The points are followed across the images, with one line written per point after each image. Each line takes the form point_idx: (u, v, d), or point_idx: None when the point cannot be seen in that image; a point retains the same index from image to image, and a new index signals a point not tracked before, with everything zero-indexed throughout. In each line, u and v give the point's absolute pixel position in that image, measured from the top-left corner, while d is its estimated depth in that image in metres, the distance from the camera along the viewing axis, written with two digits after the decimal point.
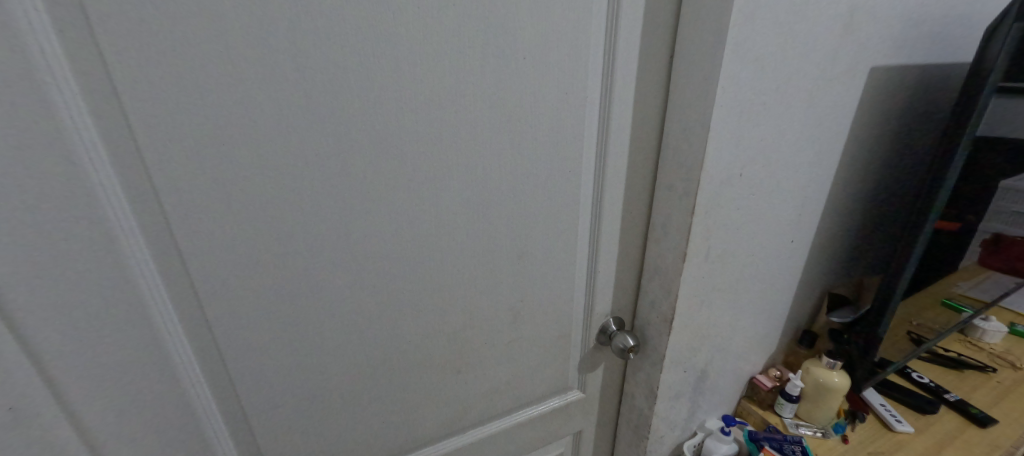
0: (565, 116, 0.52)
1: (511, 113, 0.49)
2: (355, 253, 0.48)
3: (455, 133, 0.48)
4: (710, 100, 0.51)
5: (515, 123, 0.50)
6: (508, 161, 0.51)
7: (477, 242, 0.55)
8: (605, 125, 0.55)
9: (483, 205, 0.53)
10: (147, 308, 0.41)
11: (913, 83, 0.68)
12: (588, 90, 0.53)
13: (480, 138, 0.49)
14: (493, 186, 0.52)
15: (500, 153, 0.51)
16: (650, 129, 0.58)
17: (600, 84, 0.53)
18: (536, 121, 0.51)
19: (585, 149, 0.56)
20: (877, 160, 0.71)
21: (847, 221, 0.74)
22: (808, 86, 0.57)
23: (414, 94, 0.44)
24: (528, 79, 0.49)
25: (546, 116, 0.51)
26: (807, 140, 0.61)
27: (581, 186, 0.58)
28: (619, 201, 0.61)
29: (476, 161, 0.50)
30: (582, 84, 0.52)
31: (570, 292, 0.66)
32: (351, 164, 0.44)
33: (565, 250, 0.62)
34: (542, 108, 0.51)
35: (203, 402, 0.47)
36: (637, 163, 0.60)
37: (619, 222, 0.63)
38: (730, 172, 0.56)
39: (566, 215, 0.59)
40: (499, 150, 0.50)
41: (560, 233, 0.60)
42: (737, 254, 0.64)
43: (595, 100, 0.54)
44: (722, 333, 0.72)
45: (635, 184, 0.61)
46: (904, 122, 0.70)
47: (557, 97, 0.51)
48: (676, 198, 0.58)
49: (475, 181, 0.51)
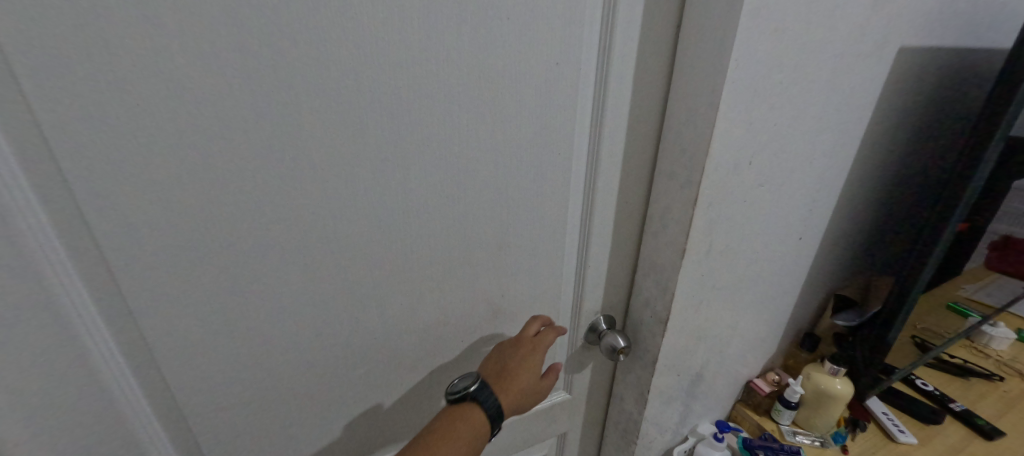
0: (556, 91, 0.46)
1: (494, 84, 0.43)
2: (310, 242, 0.41)
3: (428, 105, 0.41)
4: (721, 76, 0.44)
5: (499, 97, 0.43)
6: (490, 141, 0.45)
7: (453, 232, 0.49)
8: (601, 104, 0.48)
9: (461, 191, 0.46)
10: (70, 319, 0.33)
11: (942, 70, 0.61)
12: (582, 61, 0.46)
13: (458, 112, 0.42)
14: (473, 169, 0.46)
15: (481, 130, 0.44)
16: (649, 110, 0.52)
17: (597, 54, 0.46)
18: (523, 95, 0.44)
19: (577, 130, 0.50)
20: (897, 153, 0.65)
21: (860, 218, 0.69)
22: (830, 66, 0.51)
23: (377, 54, 0.37)
24: (516, 45, 0.42)
25: (536, 90, 0.45)
26: (824, 127, 0.55)
27: (572, 172, 0.52)
28: (614, 189, 0.55)
29: (453, 140, 0.43)
30: (577, 52, 0.45)
31: (558, 289, 0.61)
32: (301, 135, 0.37)
33: (553, 241, 0.56)
34: (531, 80, 0.44)
35: (143, 422, 0.40)
36: (634, 148, 0.53)
37: (613, 212, 0.57)
38: (738, 160, 0.50)
39: (555, 203, 0.53)
40: (481, 128, 0.44)
41: (547, 223, 0.54)
42: (740, 252, 0.59)
43: (589, 73, 0.47)
44: (720, 335, 0.67)
45: (631, 171, 0.55)
46: (928, 112, 0.64)
47: (549, 68, 0.44)
48: (678, 188, 0.52)
49: (451, 164, 0.44)
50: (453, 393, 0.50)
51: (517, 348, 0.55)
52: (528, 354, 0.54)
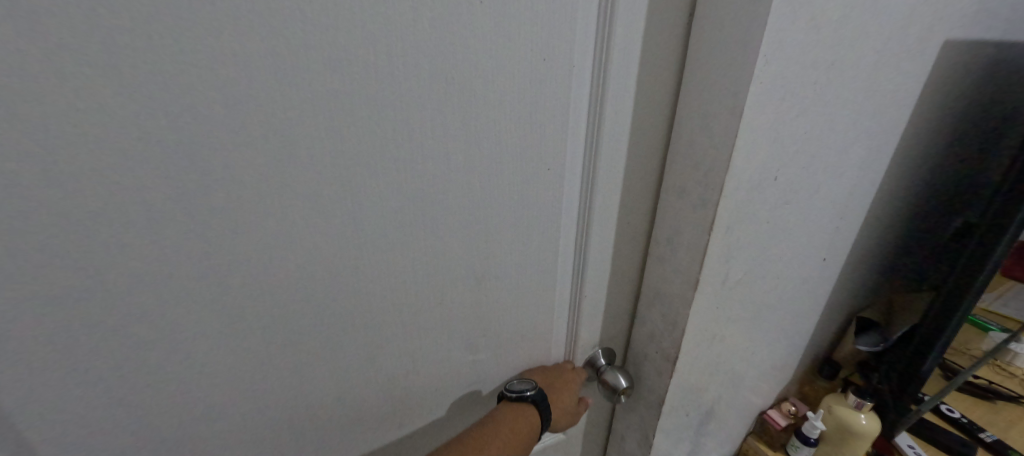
0: (549, 97, 0.36)
1: (469, 90, 0.32)
2: (225, 302, 0.30)
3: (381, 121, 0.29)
4: (746, 76, 0.36)
5: (476, 106, 0.33)
6: (465, 163, 0.35)
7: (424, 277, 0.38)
8: (601, 110, 0.39)
9: (430, 222, 0.36)
10: None
11: (982, 66, 0.53)
12: (582, 59, 0.36)
13: (421, 120, 0.31)
14: (445, 198, 0.35)
15: (452, 144, 0.33)
16: (654, 115, 0.43)
17: (597, 49, 0.36)
18: (507, 103, 0.34)
19: (573, 143, 0.40)
20: (930, 160, 0.58)
21: (882, 233, 0.62)
22: (871, 62, 0.43)
23: (298, 47, 0.25)
24: (497, 37, 0.31)
25: (525, 96, 0.34)
26: (860, 134, 0.47)
27: (566, 193, 0.42)
28: (614, 208, 0.47)
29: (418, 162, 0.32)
30: (574, 47, 0.35)
31: (550, 325, 0.52)
32: (189, 167, 0.25)
33: (544, 272, 0.47)
34: (518, 84, 0.33)
35: None
36: (637, 161, 0.45)
37: (613, 235, 0.48)
38: (762, 176, 0.42)
39: (546, 229, 0.43)
40: (453, 147, 0.33)
41: (537, 252, 0.44)
42: (759, 277, 0.51)
43: (589, 73, 0.37)
44: (733, 368, 0.59)
45: (632, 187, 0.46)
46: (966, 115, 0.56)
47: (540, 69, 0.34)
48: (691, 209, 0.44)
49: (416, 192, 0.34)
50: (512, 391, 0.47)
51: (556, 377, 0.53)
52: (567, 385, 0.53)
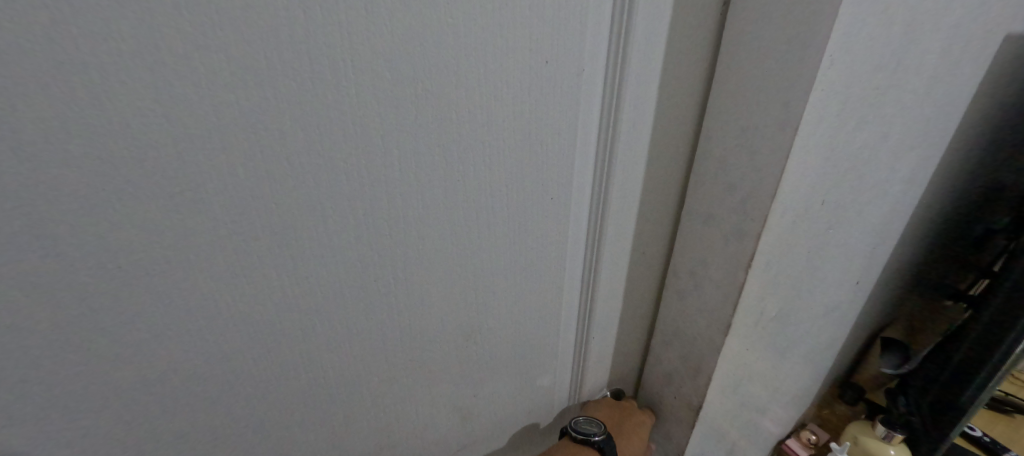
0: (553, 109, 0.27)
1: (448, 107, 0.23)
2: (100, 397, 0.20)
3: (327, 153, 0.21)
4: (805, 83, 0.28)
5: (458, 125, 0.24)
6: (444, 202, 0.26)
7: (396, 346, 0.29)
8: (615, 123, 0.31)
9: (404, 278, 0.27)
10: None
11: (1008, 62, 0.48)
12: (594, 57, 0.27)
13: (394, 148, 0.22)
14: (420, 249, 0.27)
15: (431, 180, 0.25)
16: (676, 127, 0.35)
17: (613, 42, 0.28)
18: (500, 118, 0.25)
19: (582, 165, 0.31)
20: (950, 166, 0.54)
21: (901, 248, 0.58)
22: (936, 61, 0.36)
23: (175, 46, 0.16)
24: (484, 30, 0.22)
25: (522, 109, 0.26)
26: (914, 146, 0.40)
27: (573, 225, 0.34)
28: (628, 239, 0.39)
29: (383, 205, 0.23)
30: (586, 41, 0.26)
31: (553, 375, 0.43)
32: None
33: (547, 317, 0.39)
34: (512, 94, 0.25)
35: None
36: (654, 183, 0.37)
37: (626, 268, 0.41)
38: (808, 202, 0.35)
39: (549, 269, 0.35)
40: (428, 183, 0.25)
41: (539, 297, 0.36)
42: (794, 312, 0.44)
43: (601, 76, 0.29)
44: (758, 407, 0.52)
45: (648, 213, 0.39)
46: (986, 117, 0.52)
47: (541, 72, 0.25)
48: (722, 240, 0.37)
49: (383, 243, 0.25)
50: (577, 429, 0.37)
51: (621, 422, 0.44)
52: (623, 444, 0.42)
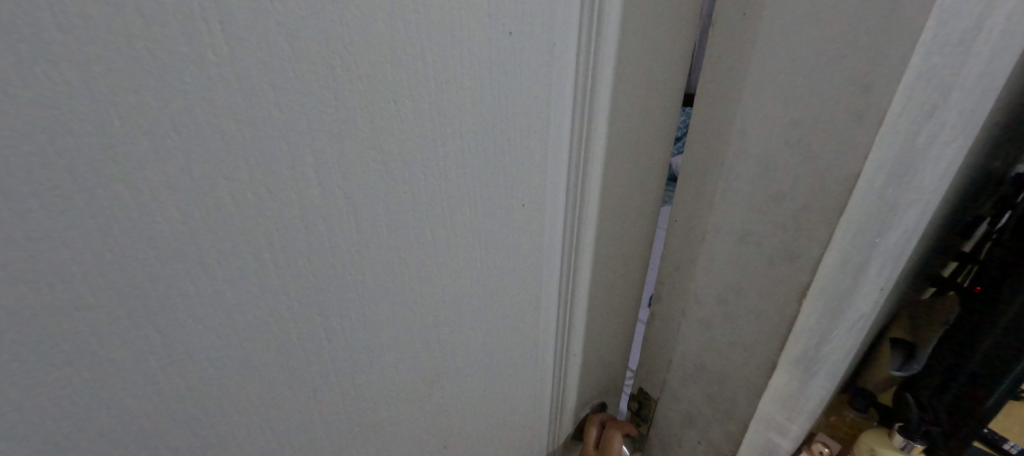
0: (518, 96, 0.19)
1: (371, 119, 0.15)
2: None
3: (163, 216, 0.11)
4: (898, 70, 0.21)
5: (393, 125, 0.15)
6: (381, 242, 0.17)
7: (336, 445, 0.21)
8: (591, 113, 0.23)
9: (354, 355, 0.19)
10: None
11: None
12: (569, 22, 0.20)
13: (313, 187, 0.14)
14: (358, 309, 0.18)
15: (375, 225, 0.17)
16: (660, 121, 0.29)
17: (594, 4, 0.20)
18: (450, 114, 0.17)
19: (557, 175, 0.24)
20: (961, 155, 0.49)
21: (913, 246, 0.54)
22: (998, 39, 0.30)
23: None
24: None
25: (478, 99, 0.18)
26: (957, 138, 0.35)
27: (549, 254, 0.27)
28: (608, 259, 0.33)
29: (286, 260, 0.15)
30: (561, 3, 0.19)
31: (539, 421, 0.36)
32: None
33: (529, 366, 0.31)
34: (468, 84, 0.17)
35: None
36: (634, 190, 0.31)
37: (608, 289, 0.35)
38: (864, 215, 0.29)
39: (524, 316, 0.28)
40: (362, 221, 0.16)
41: (517, 347, 0.29)
42: (828, 333, 0.38)
43: (578, 51, 0.21)
44: (780, 433, 0.47)
45: (628, 225, 0.33)
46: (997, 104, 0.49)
47: (504, 48, 0.18)
48: (763, 263, 0.29)
49: (315, 323, 0.17)
50: None
51: None
52: None
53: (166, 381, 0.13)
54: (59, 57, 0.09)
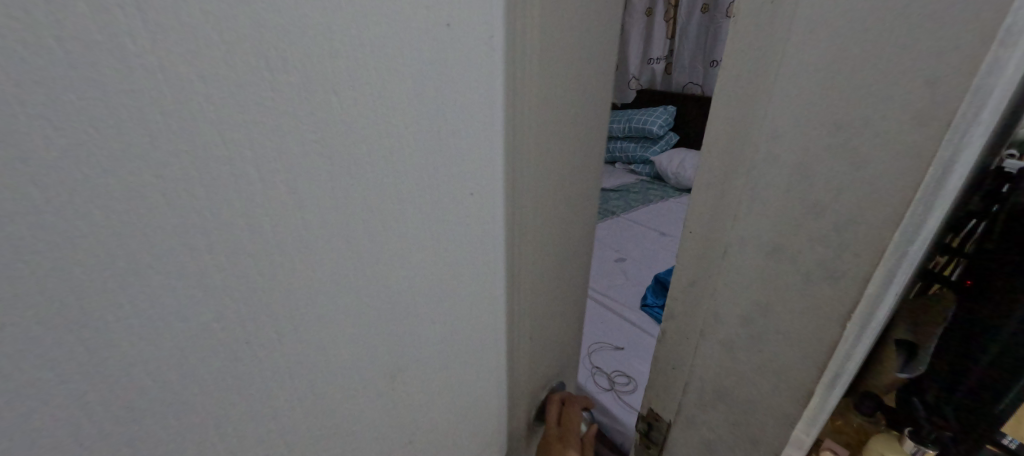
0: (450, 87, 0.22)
1: (335, 141, 0.18)
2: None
3: (169, 225, 0.15)
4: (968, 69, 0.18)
5: (349, 135, 0.19)
6: (326, 220, 0.19)
7: (289, 426, 0.22)
8: (523, 121, 0.28)
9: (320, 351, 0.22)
10: None
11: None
12: (497, 53, 0.24)
13: (285, 204, 0.17)
14: (312, 281, 0.20)
15: (337, 234, 0.20)
16: (589, 135, 0.35)
17: (520, 44, 0.25)
18: (387, 101, 0.20)
19: (494, 176, 0.28)
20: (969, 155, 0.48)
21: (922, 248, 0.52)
22: None
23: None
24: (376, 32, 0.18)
25: (416, 100, 0.21)
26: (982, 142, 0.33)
27: (493, 246, 0.31)
28: (552, 253, 0.38)
29: (246, 239, 0.17)
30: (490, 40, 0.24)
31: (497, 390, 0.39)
32: None
33: (483, 352, 0.35)
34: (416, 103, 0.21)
35: None
36: (571, 191, 0.36)
37: (555, 279, 0.40)
38: (907, 229, 0.26)
39: (474, 304, 0.32)
40: (326, 228, 0.19)
41: (470, 333, 0.33)
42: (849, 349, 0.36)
43: (504, 61, 0.26)
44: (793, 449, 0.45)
45: (568, 222, 0.38)
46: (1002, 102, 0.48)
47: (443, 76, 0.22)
48: (798, 284, 0.27)
49: (289, 319, 0.20)
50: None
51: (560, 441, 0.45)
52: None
53: (132, 345, 0.15)
54: (68, 80, 0.12)
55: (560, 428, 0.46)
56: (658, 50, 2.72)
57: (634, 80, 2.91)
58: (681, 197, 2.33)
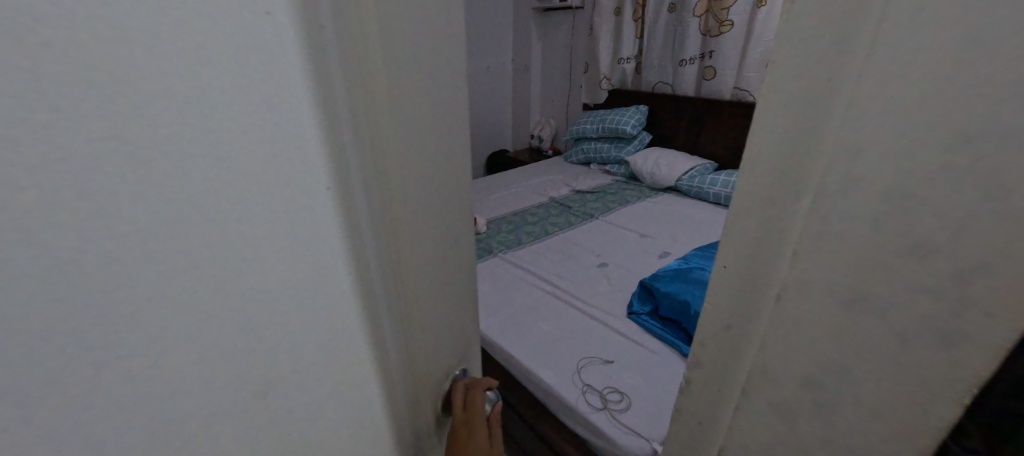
0: (279, 73, 0.27)
1: (121, 200, 0.22)
2: None
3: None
4: None
5: (136, 197, 0.23)
6: (159, 217, 0.24)
7: (124, 435, 0.27)
8: (354, 158, 0.32)
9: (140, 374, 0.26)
10: None
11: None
12: (302, 103, 0.28)
13: (74, 258, 0.22)
14: (127, 304, 0.24)
15: (138, 275, 0.24)
16: (447, 161, 0.39)
17: (336, 96, 0.29)
18: (173, 137, 0.23)
19: (325, 207, 0.33)
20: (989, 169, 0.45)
21: None
22: None
23: None
24: (150, 103, 0.22)
25: (212, 156, 0.25)
26: None
27: (336, 268, 0.36)
28: (427, 270, 0.41)
29: (36, 283, 0.21)
30: (288, 93, 0.28)
31: (401, 349, 0.43)
32: None
33: (342, 356, 0.40)
34: (206, 159, 0.25)
35: None
36: (439, 209, 0.40)
37: (437, 291, 0.44)
38: None
39: (322, 318, 0.37)
40: (129, 271, 0.24)
41: (322, 342, 0.38)
42: None
43: (321, 104, 0.29)
44: None
45: (439, 239, 0.42)
46: None
47: (236, 129, 0.26)
48: (896, 342, 0.23)
49: (94, 355, 0.24)
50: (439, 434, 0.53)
51: (468, 424, 0.50)
52: (467, 432, 0.49)
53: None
54: None
55: (465, 411, 0.51)
56: (628, 50, 2.71)
57: (605, 80, 2.88)
58: (658, 198, 2.31)
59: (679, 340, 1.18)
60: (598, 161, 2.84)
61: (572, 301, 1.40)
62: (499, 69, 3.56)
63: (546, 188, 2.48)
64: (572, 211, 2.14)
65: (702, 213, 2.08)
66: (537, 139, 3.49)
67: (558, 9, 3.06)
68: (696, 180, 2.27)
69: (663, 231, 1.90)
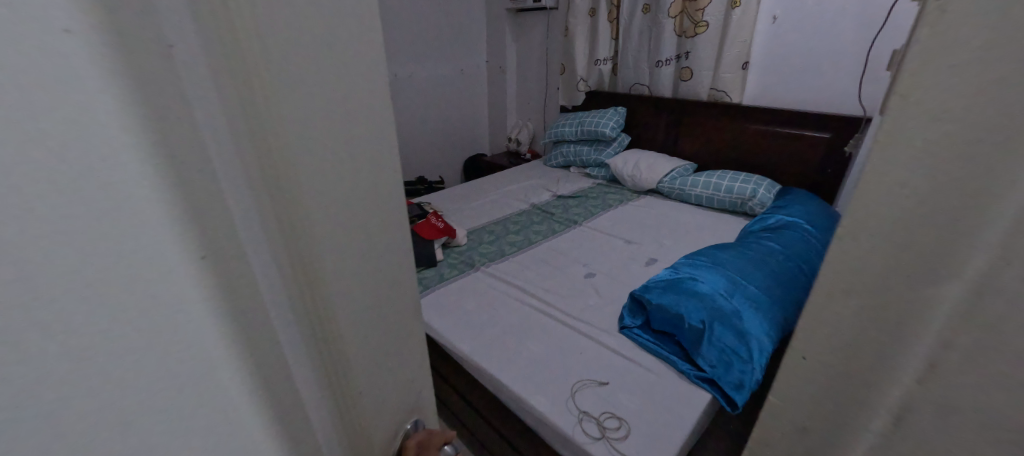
0: (84, 145, 0.21)
1: None
2: None
3: None
4: None
5: None
6: None
7: None
8: (222, 233, 0.27)
9: None
10: None
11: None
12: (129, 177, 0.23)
13: None
14: None
15: None
16: (372, 211, 0.34)
17: (181, 167, 0.24)
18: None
19: (194, 292, 0.27)
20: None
21: None
22: None
23: None
24: None
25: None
26: None
27: (214, 360, 0.30)
28: (352, 335, 0.36)
29: None
30: (106, 168, 0.22)
31: (334, 403, 0.38)
32: None
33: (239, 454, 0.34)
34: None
35: None
36: (362, 266, 0.35)
37: (369, 356, 0.38)
38: None
39: (206, 414, 0.31)
40: None
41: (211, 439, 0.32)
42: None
43: (165, 175, 0.24)
44: None
45: (364, 299, 0.36)
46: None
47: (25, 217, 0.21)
48: None
49: None
50: None
51: None
52: None
53: None
54: None
55: None
56: (604, 52, 2.67)
57: (582, 82, 2.84)
58: (640, 201, 2.28)
59: (673, 356, 1.14)
60: (578, 164, 2.80)
61: (561, 317, 1.33)
62: (474, 72, 3.47)
63: (528, 194, 2.41)
64: (555, 218, 2.08)
65: (686, 215, 2.06)
66: (516, 143, 3.42)
67: (532, 10, 3.01)
68: (677, 182, 2.26)
69: (649, 236, 1.86)
